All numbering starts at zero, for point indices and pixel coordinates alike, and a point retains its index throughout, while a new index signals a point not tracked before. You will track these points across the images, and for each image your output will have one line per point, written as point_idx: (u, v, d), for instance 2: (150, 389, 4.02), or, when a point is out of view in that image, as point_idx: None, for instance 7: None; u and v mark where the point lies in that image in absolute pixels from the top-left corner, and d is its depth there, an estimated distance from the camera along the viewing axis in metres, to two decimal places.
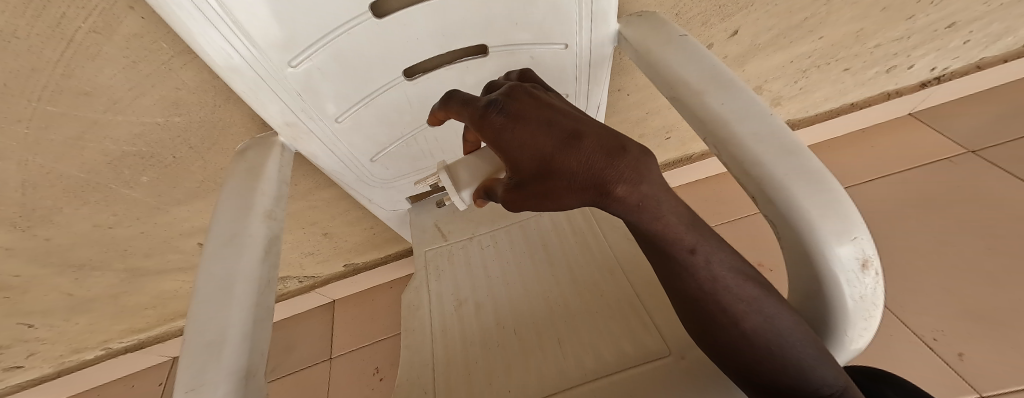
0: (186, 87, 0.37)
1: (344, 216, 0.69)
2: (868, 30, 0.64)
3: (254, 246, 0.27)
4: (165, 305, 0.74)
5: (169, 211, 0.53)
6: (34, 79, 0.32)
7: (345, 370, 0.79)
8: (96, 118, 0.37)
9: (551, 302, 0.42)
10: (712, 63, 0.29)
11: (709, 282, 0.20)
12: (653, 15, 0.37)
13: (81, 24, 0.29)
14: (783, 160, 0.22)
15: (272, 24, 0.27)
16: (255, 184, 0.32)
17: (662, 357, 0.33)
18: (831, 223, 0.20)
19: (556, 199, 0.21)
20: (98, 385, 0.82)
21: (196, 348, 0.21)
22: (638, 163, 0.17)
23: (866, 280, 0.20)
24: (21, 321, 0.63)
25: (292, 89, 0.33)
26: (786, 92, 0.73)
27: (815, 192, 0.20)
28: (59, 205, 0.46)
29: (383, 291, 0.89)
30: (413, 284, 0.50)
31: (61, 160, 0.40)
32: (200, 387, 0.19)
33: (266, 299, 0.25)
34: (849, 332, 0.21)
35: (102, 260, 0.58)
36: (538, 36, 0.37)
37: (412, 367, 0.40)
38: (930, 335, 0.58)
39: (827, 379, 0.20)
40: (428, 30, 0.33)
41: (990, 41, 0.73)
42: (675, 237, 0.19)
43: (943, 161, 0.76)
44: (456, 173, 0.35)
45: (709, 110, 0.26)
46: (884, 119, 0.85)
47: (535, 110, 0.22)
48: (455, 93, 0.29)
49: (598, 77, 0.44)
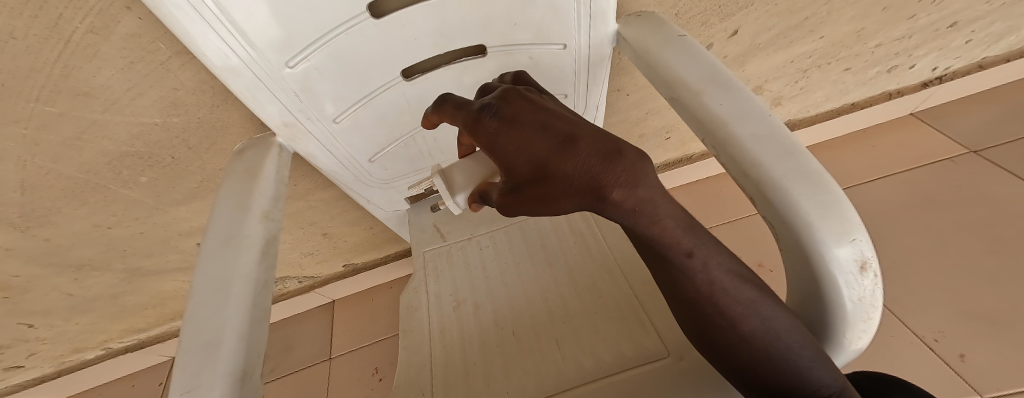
0: (184, 87, 0.37)
1: (343, 216, 0.69)
2: (869, 30, 0.64)
3: (251, 247, 0.27)
4: (165, 305, 0.75)
5: (168, 211, 0.53)
6: (31, 79, 0.32)
7: (345, 370, 0.79)
8: (94, 118, 0.37)
9: (550, 303, 0.42)
10: (710, 64, 0.29)
11: (706, 285, 0.20)
12: (652, 16, 0.37)
13: (78, 24, 0.29)
14: (782, 162, 0.21)
15: (269, 24, 0.27)
16: (253, 185, 0.31)
17: (661, 358, 0.33)
18: (829, 225, 0.19)
19: (551, 203, 0.20)
20: (99, 385, 0.82)
21: (193, 350, 0.21)
22: (634, 166, 0.17)
23: (864, 282, 0.20)
24: (21, 321, 0.64)
25: (290, 89, 0.33)
26: (786, 92, 0.73)
27: (814, 194, 0.20)
28: (59, 205, 0.46)
29: (383, 291, 0.89)
30: (412, 285, 0.50)
31: (59, 161, 0.40)
32: (196, 388, 0.19)
33: (263, 300, 0.25)
34: (848, 334, 0.21)
35: (102, 260, 0.58)
36: (536, 36, 0.36)
37: (410, 367, 0.40)
38: (931, 336, 0.58)
39: (824, 380, 0.20)
40: (426, 31, 0.33)
41: (992, 41, 0.73)
42: (672, 241, 0.19)
43: (944, 161, 0.76)
44: (451, 177, 0.35)
45: (707, 111, 0.26)
46: (885, 119, 0.85)
47: (530, 113, 0.22)
48: (449, 96, 0.29)
49: (597, 78, 0.44)
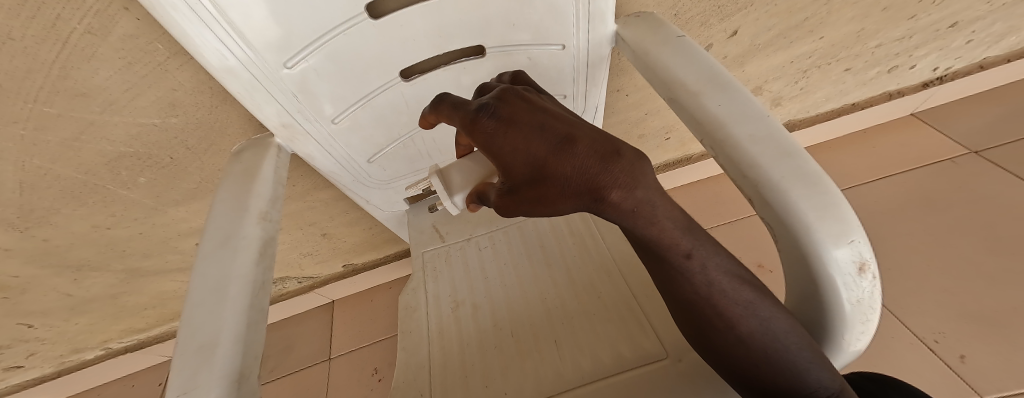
0: (182, 88, 0.37)
1: (342, 216, 0.69)
2: (869, 30, 0.64)
3: (248, 248, 0.27)
4: (164, 305, 0.75)
5: (167, 211, 0.53)
6: (29, 80, 0.32)
7: (344, 370, 0.79)
8: (93, 119, 0.37)
9: (549, 304, 0.42)
10: (709, 64, 0.29)
11: (704, 286, 0.20)
12: (651, 16, 0.37)
13: (76, 24, 0.29)
14: (781, 162, 0.21)
15: (267, 25, 0.27)
16: (250, 185, 0.31)
17: (660, 359, 0.33)
18: (829, 226, 0.19)
19: (549, 204, 0.20)
20: (99, 385, 0.83)
21: (189, 351, 0.20)
22: (633, 167, 0.17)
23: (862, 284, 0.20)
24: (21, 321, 0.64)
25: (288, 90, 0.33)
26: (786, 92, 0.72)
27: (813, 195, 0.20)
28: (58, 205, 0.46)
29: (382, 292, 0.89)
30: (411, 285, 0.50)
31: (58, 161, 0.40)
32: (193, 390, 0.19)
33: (261, 300, 0.25)
34: (845, 335, 0.21)
35: (101, 260, 0.58)
36: (535, 37, 0.36)
37: (409, 368, 0.40)
38: (931, 337, 0.57)
39: (823, 382, 0.20)
40: (424, 32, 0.33)
41: (992, 41, 0.73)
42: (670, 242, 0.19)
43: (945, 162, 0.76)
44: (448, 177, 0.35)
45: (706, 111, 0.26)
46: (885, 119, 0.85)
47: (527, 113, 0.21)
48: (447, 96, 0.29)
49: (596, 78, 0.43)
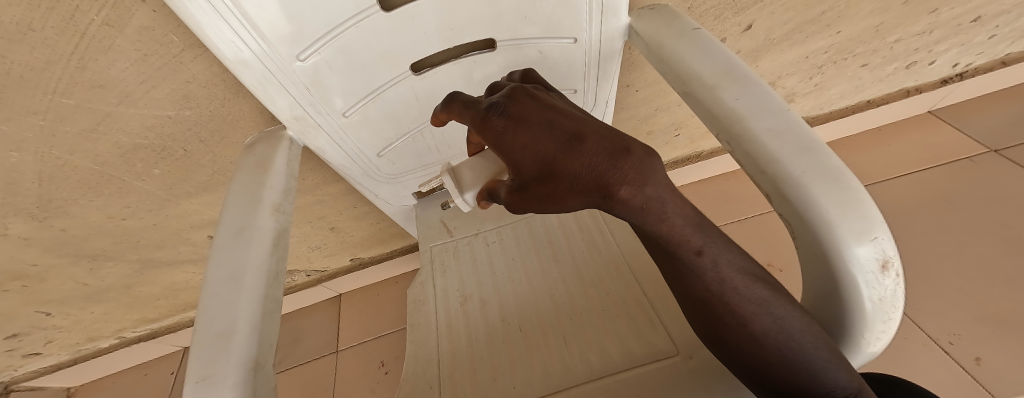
0: (196, 80, 0.38)
1: (351, 211, 0.70)
2: (889, 24, 0.62)
3: (264, 239, 0.27)
4: (176, 296, 0.76)
5: (179, 203, 0.54)
6: (48, 72, 0.33)
7: (350, 363, 0.80)
8: (110, 111, 0.38)
9: (557, 300, 0.42)
10: (726, 57, 0.28)
11: (716, 283, 0.20)
12: (665, 9, 0.36)
13: (94, 16, 0.30)
14: (801, 159, 0.21)
15: (279, 16, 0.27)
16: (264, 177, 0.32)
17: (670, 356, 0.33)
18: (849, 224, 0.19)
19: (558, 201, 0.20)
20: (112, 374, 0.84)
21: (207, 338, 0.21)
22: (643, 164, 0.17)
23: (886, 282, 0.19)
24: (39, 309, 0.65)
25: (301, 83, 0.33)
26: (800, 88, 0.71)
27: (834, 191, 0.20)
28: (75, 196, 0.47)
29: (389, 286, 0.90)
30: (420, 279, 0.50)
31: (75, 153, 0.41)
32: (211, 377, 0.19)
33: (274, 291, 0.25)
34: (867, 335, 0.21)
35: (116, 251, 0.60)
36: (547, 30, 0.36)
37: (418, 360, 0.41)
38: (946, 339, 0.56)
39: (840, 381, 0.19)
40: (435, 24, 0.32)
41: (1016, 36, 0.71)
42: (681, 239, 0.19)
43: (962, 160, 0.74)
44: (460, 174, 0.36)
45: (721, 105, 0.26)
46: (902, 116, 0.83)
47: (537, 112, 0.21)
48: (457, 95, 0.28)
49: (608, 72, 0.43)
